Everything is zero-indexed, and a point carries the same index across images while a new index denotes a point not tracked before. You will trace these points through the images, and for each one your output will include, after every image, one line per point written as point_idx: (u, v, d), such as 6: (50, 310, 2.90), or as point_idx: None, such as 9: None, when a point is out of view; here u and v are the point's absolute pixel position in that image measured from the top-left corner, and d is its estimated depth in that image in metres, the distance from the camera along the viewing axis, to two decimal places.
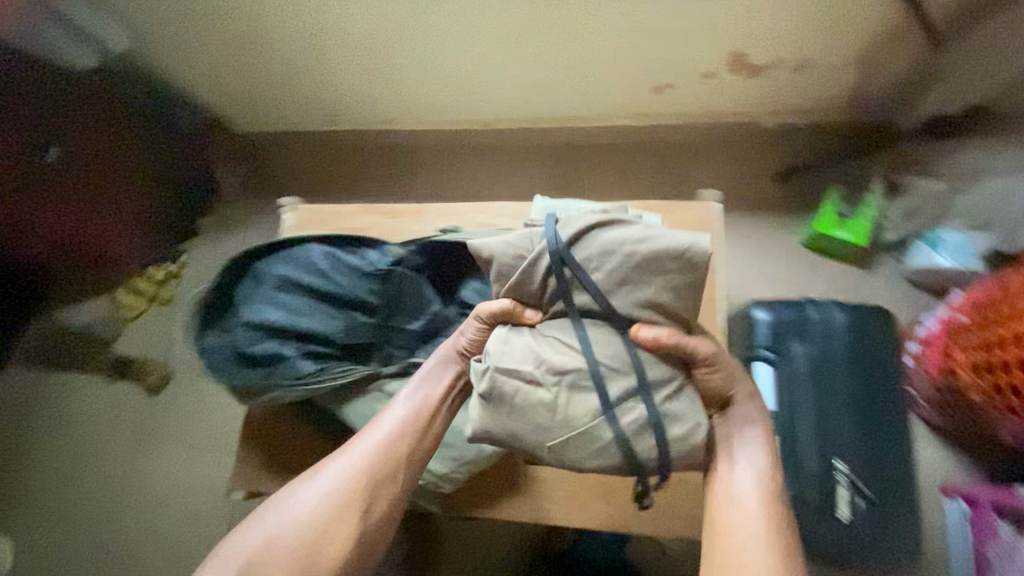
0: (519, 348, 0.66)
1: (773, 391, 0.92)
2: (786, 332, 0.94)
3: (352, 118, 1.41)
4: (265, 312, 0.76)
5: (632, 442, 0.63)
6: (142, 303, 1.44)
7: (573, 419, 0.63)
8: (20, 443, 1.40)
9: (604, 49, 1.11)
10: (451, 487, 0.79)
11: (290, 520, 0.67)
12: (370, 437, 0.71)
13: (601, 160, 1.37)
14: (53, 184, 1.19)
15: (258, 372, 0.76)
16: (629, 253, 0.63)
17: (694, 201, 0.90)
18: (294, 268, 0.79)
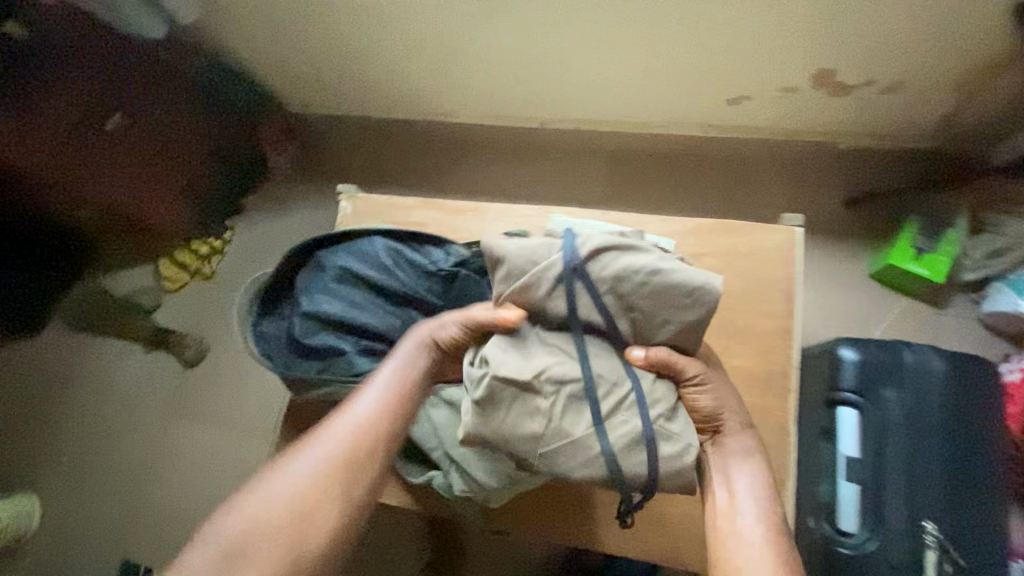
0: (517, 355, 0.64)
1: (855, 437, 0.77)
2: (875, 374, 0.78)
3: (410, 108, 1.38)
4: (327, 303, 0.77)
5: (623, 457, 0.61)
6: (183, 275, 1.43)
7: (567, 431, 0.61)
8: (53, 405, 1.39)
9: (682, 56, 1.06)
10: (500, 503, 0.75)
11: (278, 495, 0.67)
12: (350, 415, 0.70)
13: (660, 170, 1.32)
14: (112, 154, 1.19)
15: (313, 363, 0.77)
16: (646, 281, 0.61)
17: (774, 225, 0.84)
18: (357, 262, 0.79)
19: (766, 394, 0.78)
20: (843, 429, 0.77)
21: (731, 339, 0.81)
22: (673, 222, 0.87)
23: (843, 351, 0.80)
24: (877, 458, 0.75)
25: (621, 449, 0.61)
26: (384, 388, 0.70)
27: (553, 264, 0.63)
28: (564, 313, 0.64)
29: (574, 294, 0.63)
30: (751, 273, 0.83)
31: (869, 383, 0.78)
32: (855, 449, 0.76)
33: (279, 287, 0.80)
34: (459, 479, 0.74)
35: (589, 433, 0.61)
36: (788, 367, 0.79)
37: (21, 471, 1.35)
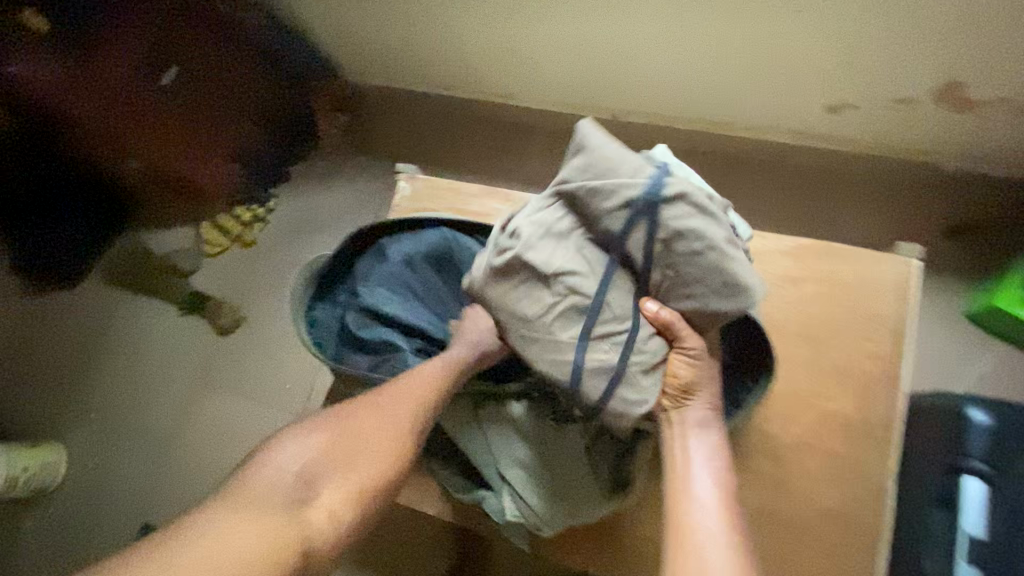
0: (549, 243, 0.61)
1: (983, 514, 0.67)
2: (1013, 446, 0.69)
3: (474, 87, 1.29)
4: (387, 295, 0.74)
5: (585, 380, 0.61)
6: (225, 241, 1.37)
7: (550, 329, 0.61)
8: (83, 358, 1.36)
9: (789, 54, 0.97)
10: (550, 533, 0.69)
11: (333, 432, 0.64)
12: (410, 377, 0.67)
13: (739, 176, 1.20)
14: (161, 111, 1.14)
15: (366, 356, 0.73)
16: (700, 253, 0.57)
17: (889, 255, 0.75)
18: (420, 256, 0.76)
19: (864, 443, 0.69)
20: (967, 502, 0.68)
21: (828, 377, 0.71)
22: (770, 238, 0.77)
23: (974, 413, 0.72)
24: (1014, 545, 0.64)
25: (585, 371, 0.61)
26: (445, 365, 0.68)
27: (630, 186, 0.58)
28: (611, 235, 0.60)
29: (633, 223, 0.58)
30: (856, 304, 0.73)
31: (1003, 455, 0.69)
32: (983, 529, 0.66)
33: (334, 270, 0.77)
34: (512, 504, 0.70)
35: (567, 341, 0.61)
36: (892, 415, 0.69)
37: (48, 421, 1.32)
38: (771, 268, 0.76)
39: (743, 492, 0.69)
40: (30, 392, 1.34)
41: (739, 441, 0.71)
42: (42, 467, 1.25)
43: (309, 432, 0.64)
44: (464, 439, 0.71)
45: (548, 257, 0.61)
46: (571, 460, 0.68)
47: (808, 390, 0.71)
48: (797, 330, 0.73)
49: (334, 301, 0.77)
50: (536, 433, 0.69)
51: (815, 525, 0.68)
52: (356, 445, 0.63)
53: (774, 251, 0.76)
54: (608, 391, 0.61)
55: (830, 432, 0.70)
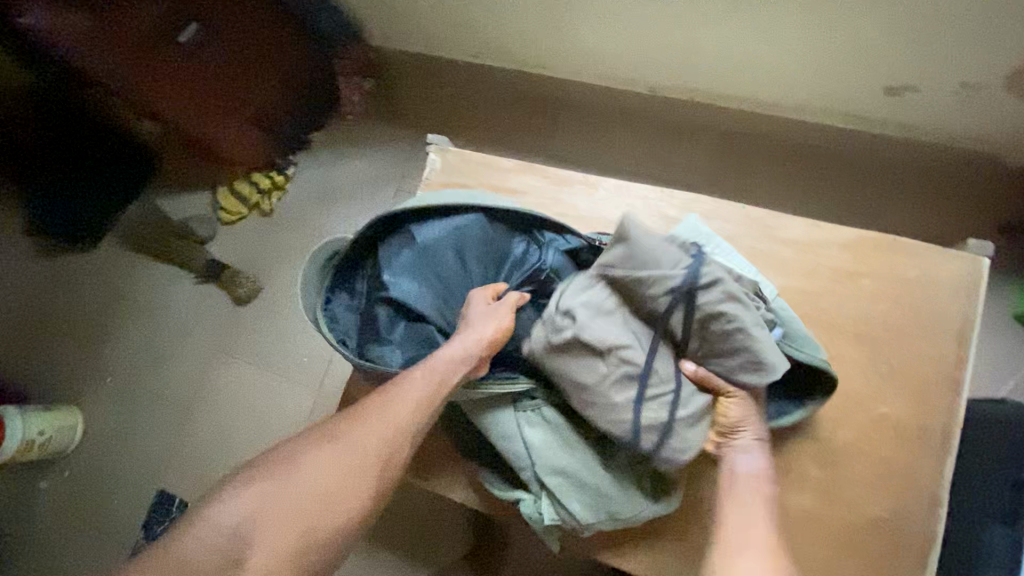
0: (599, 319, 0.61)
1: None
2: None
3: (506, 54, 1.22)
4: (413, 283, 0.70)
5: (637, 437, 0.61)
6: (242, 209, 1.33)
7: (605, 397, 0.61)
8: (99, 322, 1.34)
9: (851, 32, 0.90)
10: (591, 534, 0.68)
11: (295, 482, 0.62)
12: (383, 405, 0.63)
13: (780, 161, 1.15)
14: (185, 72, 1.09)
15: (397, 350, 0.70)
16: (734, 338, 0.59)
17: (956, 252, 0.70)
18: (448, 242, 0.72)
19: (918, 451, 0.66)
20: None
21: (884, 380, 0.68)
22: (825, 229, 0.72)
23: None
24: None
25: (637, 432, 0.61)
26: (426, 374, 0.63)
27: (672, 273, 0.58)
28: (655, 311, 0.61)
29: (676, 305, 0.59)
30: (918, 304, 0.69)
31: None
32: None
33: (357, 257, 0.73)
34: (551, 508, 0.68)
35: (623, 406, 0.61)
36: (951, 423, 0.66)
37: (67, 385, 1.32)
38: (826, 262, 0.71)
39: (788, 496, 0.66)
40: (50, 354, 1.33)
41: (786, 442, 0.67)
42: (60, 431, 1.25)
43: (270, 484, 0.62)
44: (502, 444, 0.69)
45: (603, 333, 0.60)
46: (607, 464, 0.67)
47: (862, 392, 0.68)
48: (853, 329, 0.69)
49: (357, 289, 0.73)
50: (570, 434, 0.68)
51: (861, 533, 0.65)
52: (322, 503, 0.61)
53: (830, 243, 0.72)
54: (658, 449, 0.61)
55: (883, 438, 0.66)
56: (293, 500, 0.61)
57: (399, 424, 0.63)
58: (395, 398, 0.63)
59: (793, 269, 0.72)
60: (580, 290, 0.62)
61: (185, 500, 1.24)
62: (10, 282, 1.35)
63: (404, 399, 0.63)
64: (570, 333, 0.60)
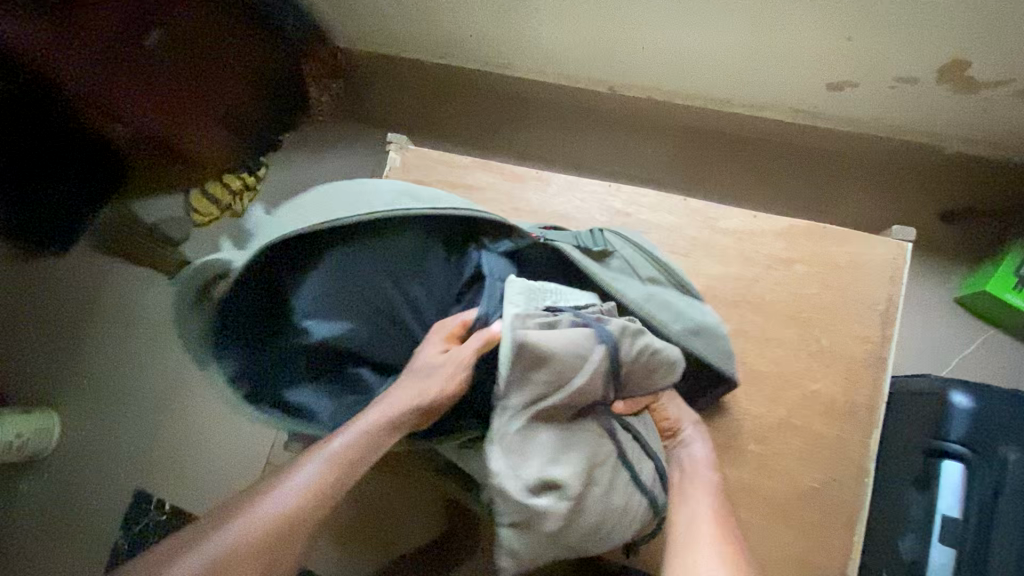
0: (563, 459, 0.57)
1: (957, 494, 0.70)
2: (993, 430, 0.70)
3: (470, 56, 1.25)
4: (337, 326, 0.66)
5: (642, 512, 0.61)
6: (213, 210, 1.35)
7: (621, 504, 0.60)
8: (74, 326, 1.35)
9: (794, 31, 0.94)
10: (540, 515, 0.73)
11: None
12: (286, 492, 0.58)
13: (732, 155, 1.21)
14: (150, 81, 1.09)
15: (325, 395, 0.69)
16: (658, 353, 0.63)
17: (881, 237, 0.74)
18: (371, 267, 0.68)
19: (847, 425, 0.70)
20: (943, 483, 0.71)
21: (816, 360, 0.72)
22: (763, 219, 0.77)
23: (955, 397, 0.73)
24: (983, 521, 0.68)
25: (641, 509, 0.61)
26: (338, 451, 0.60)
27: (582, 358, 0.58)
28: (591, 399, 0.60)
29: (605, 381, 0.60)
30: (846, 287, 0.73)
31: (982, 437, 0.71)
32: (957, 508, 0.69)
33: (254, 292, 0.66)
34: None
35: (631, 494, 0.60)
36: (876, 398, 0.70)
37: (42, 387, 1.32)
38: (763, 249, 0.75)
39: (726, 471, 0.70)
40: (24, 357, 1.33)
41: (724, 420, 0.72)
42: (36, 435, 1.26)
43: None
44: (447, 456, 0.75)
45: (577, 457, 0.58)
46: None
47: (795, 371, 0.72)
48: (787, 312, 0.73)
49: (263, 329, 0.68)
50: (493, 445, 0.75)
51: (796, 505, 0.69)
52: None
53: (768, 232, 0.76)
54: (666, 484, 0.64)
55: (814, 414, 0.71)
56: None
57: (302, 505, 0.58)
58: (291, 489, 0.58)
59: (732, 257, 0.76)
60: (520, 453, 0.56)
61: (164, 499, 1.26)
62: None
63: (303, 487, 0.58)
64: (547, 499, 0.56)
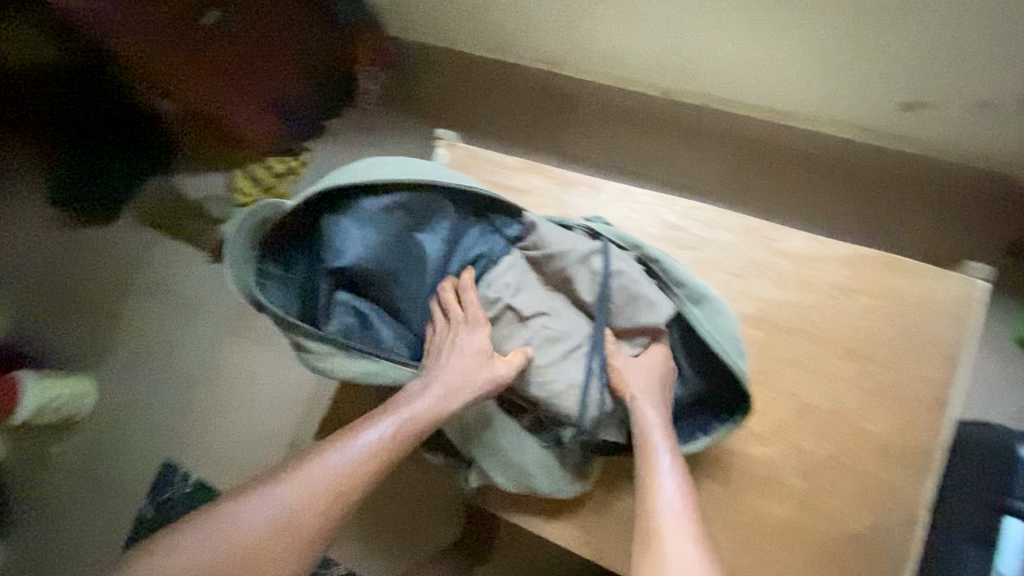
0: (520, 295, 0.71)
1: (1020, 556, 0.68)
2: None
3: (524, 51, 1.23)
4: (362, 257, 0.69)
5: (564, 394, 0.67)
6: (256, 191, 1.34)
7: (539, 368, 0.68)
8: (113, 295, 1.38)
9: (870, 43, 0.89)
10: (526, 487, 0.73)
11: (223, 533, 0.61)
12: (312, 474, 0.62)
13: (784, 169, 1.15)
14: (200, 61, 1.10)
15: (345, 317, 0.72)
16: (631, 289, 0.69)
17: (952, 273, 0.70)
18: (398, 215, 0.71)
19: (899, 468, 0.67)
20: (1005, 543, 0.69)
21: (869, 397, 0.69)
22: (826, 245, 0.73)
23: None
24: None
25: (564, 389, 0.67)
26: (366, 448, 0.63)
27: (573, 247, 0.70)
28: (571, 285, 0.71)
29: (580, 276, 0.70)
30: (910, 325, 0.69)
31: None
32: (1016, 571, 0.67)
33: (303, 224, 0.72)
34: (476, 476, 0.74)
35: (546, 369, 0.68)
36: (933, 442, 0.67)
37: (81, 352, 1.36)
38: (824, 277, 0.72)
39: (763, 503, 0.68)
40: (63, 321, 1.37)
41: (767, 451, 0.69)
42: (72, 398, 1.29)
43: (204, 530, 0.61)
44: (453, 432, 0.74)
45: (529, 303, 0.70)
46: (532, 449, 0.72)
47: (847, 408, 0.69)
48: (844, 346, 0.70)
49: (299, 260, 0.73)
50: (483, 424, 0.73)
51: (838, 546, 0.66)
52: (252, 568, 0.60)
53: (831, 259, 0.72)
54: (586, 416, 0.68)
55: (865, 454, 0.68)
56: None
57: (326, 491, 0.62)
58: (355, 448, 0.63)
59: (787, 281, 0.73)
60: (504, 271, 0.72)
61: (188, 472, 1.28)
62: (26, 251, 1.39)
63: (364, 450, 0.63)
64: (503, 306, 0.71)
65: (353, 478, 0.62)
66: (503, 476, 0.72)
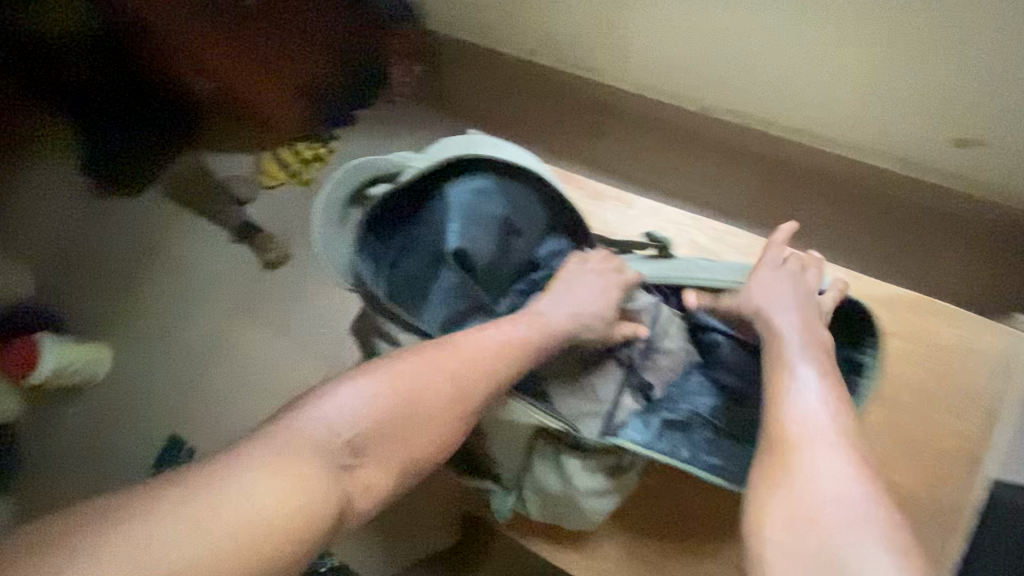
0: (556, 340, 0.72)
1: None
2: None
3: (561, 55, 1.20)
4: (469, 239, 0.71)
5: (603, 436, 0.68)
6: (281, 174, 1.34)
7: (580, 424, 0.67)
8: (132, 265, 1.38)
9: (932, 61, 0.85)
10: (577, 526, 0.71)
11: (392, 388, 0.56)
12: (448, 349, 0.59)
13: (820, 197, 1.11)
14: (238, 38, 1.15)
15: (444, 299, 0.69)
16: (677, 350, 0.72)
17: (997, 327, 0.67)
18: (497, 199, 0.72)
19: (926, 522, 0.64)
20: None
21: (898, 448, 0.66)
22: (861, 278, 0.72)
23: None
24: None
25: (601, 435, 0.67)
26: (501, 343, 0.61)
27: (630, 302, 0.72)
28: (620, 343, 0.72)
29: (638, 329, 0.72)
30: (948, 373, 0.66)
31: None
32: None
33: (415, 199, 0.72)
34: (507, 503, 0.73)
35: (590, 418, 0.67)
36: (965, 499, 0.64)
37: (98, 318, 1.36)
38: None
39: None
40: (82, 286, 1.36)
41: None
42: (88, 363, 1.29)
43: (368, 379, 0.56)
44: (495, 458, 0.71)
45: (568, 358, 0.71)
46: (570, 506, 0.69)
47: (874, 458, 0.65)
48: None
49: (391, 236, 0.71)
50: (541, 461, 0.70)
51: None
52: (411, 425, 0.56)
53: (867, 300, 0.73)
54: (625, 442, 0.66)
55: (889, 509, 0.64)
56: (358, 463, 0.54)
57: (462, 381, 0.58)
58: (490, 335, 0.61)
59: None
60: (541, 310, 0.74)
61: (192, 448, 1.28)
62: (53, 214, 1.39)
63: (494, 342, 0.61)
64: None
65: (480, 373, 0.59)
66: (542, 514, 0.72)
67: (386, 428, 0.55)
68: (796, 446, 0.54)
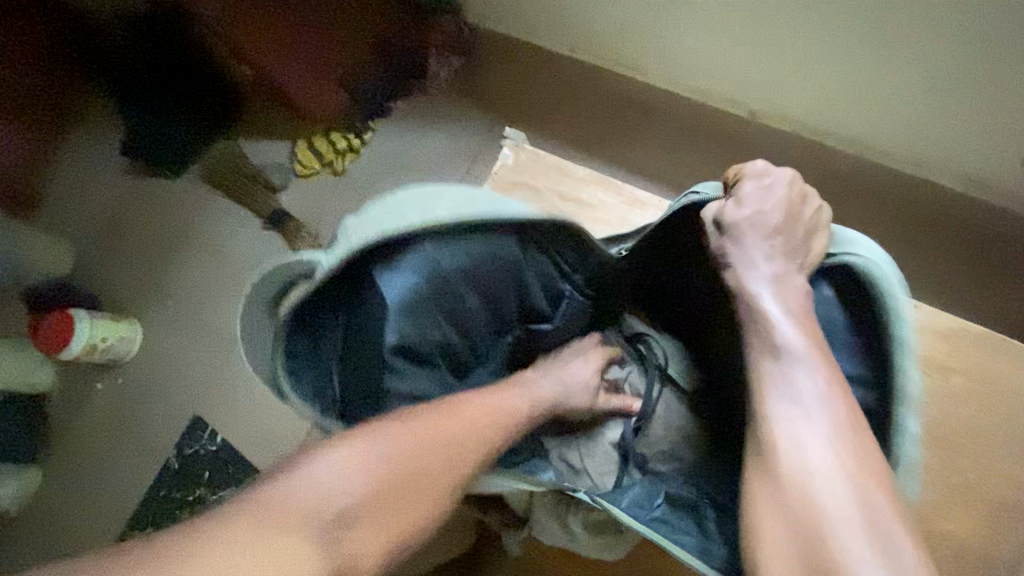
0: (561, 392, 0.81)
1: None
2: None
3: (606, 50, 1.16)
4: (414, 316, 0.68)
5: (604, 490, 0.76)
6: (316, 163, 1.33)
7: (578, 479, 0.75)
8: (164, 247, 1.39)
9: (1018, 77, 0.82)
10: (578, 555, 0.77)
11: (392, 450, 0.55)
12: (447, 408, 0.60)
13: (868, 212, 1.07)
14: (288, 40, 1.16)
15: (401, 382, 0.68)
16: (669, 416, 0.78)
17: None
18: (433, 264, 0.68)
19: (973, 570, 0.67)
20: None
21: (952, 496, 0.68)
22: (919, 309, 0.71)
23: None
24: None
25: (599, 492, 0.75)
26: (495, 407, 0.63)
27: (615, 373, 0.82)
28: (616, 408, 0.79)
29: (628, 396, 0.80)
30: (1006, 420, 0.68)
31: None
32: None
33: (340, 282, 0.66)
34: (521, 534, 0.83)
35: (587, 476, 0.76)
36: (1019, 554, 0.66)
37: (131, 298, 1.37)
38: (920, 350, 0.70)
39: None
40: (117, 266, 1.38)
41: None
42: (120, 340, 1.32)
43: (361, 439, 0.54)
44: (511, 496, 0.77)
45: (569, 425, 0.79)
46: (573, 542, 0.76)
47: (925, 508, 0.68)
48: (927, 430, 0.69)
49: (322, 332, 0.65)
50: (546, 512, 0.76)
51: None
52: (413, 483, 0.54)
53: (920, 328, 0.71)
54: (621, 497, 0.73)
55: (939, 556, 0.67)
56: (349, 530, 0.50)
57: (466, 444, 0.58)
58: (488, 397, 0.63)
59: None
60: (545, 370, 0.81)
61: (215, 430, 1.30)
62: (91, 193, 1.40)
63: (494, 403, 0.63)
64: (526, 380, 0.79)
65: (485, 430, 0.60)
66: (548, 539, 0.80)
67: (387, 488, 0.53)
68: (795, 437, 0.57)
